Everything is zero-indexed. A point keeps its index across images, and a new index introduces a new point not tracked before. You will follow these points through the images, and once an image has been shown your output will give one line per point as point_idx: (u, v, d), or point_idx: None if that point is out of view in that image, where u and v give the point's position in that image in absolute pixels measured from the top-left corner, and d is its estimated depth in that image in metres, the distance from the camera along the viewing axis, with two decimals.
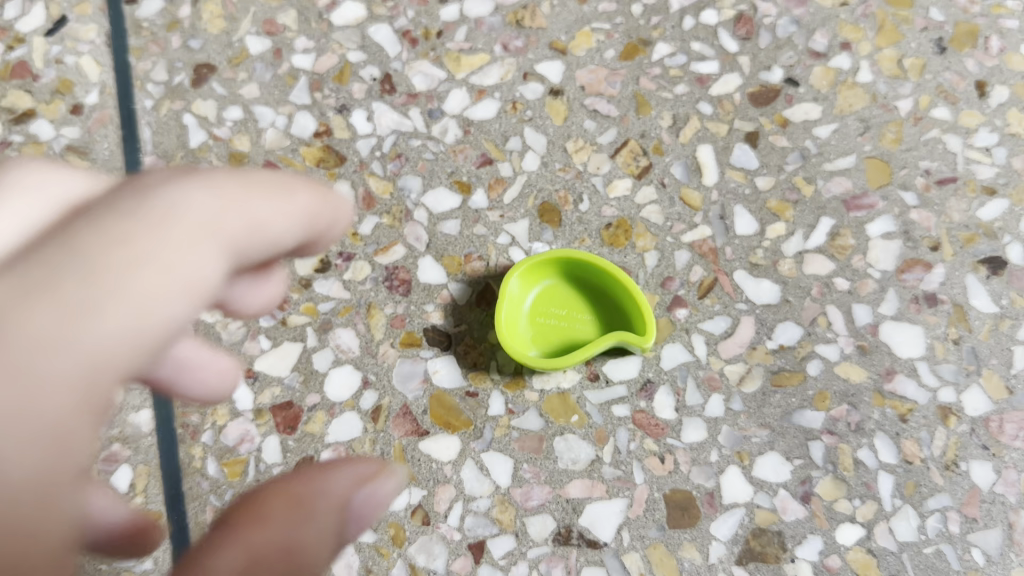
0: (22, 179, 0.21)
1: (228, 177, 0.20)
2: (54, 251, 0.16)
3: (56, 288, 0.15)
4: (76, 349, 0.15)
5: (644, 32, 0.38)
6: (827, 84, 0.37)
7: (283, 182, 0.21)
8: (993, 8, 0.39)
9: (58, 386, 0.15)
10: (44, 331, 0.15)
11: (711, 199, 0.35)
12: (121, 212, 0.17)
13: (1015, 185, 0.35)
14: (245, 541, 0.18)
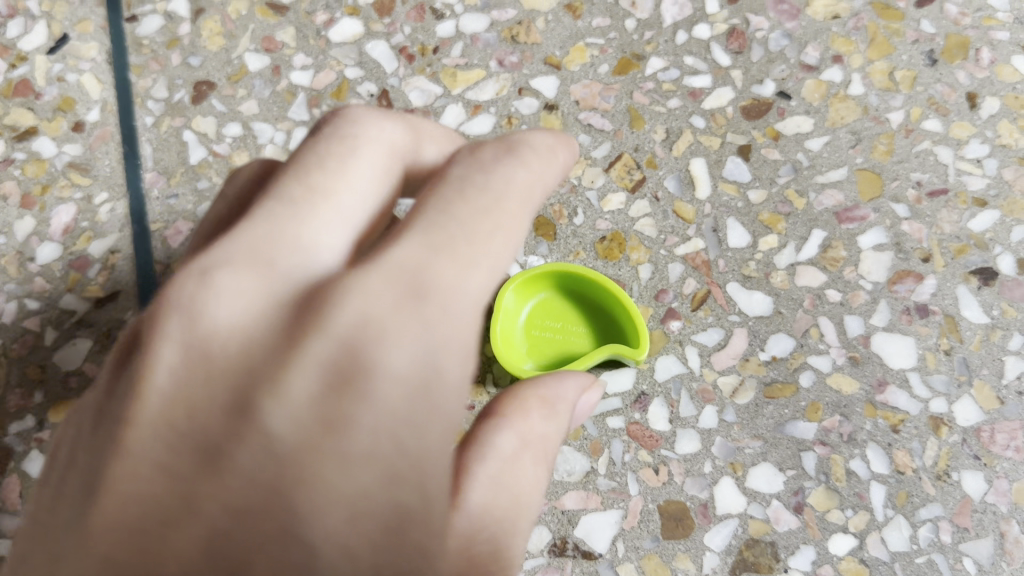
0: (345, 162, 0.20)
1: (479, 198, 0.20)
2: (346, 338, 0.18)
3: (359, 382, 0.17)
4: (376, 429, 0.17)
5: (637, 48, 0.39)
6: (819, 97, 0.37)
7: (530, 162, 0.22)
8: (984, 19, 0.39)
9: (366, 461, 0.17)
10: (353, 420, 0.17)
11: (704, 212, 0.36)
12: (400, 285, 0.18)
13: (1006, 196, 0.36)
14: (495, 476, 0.22)
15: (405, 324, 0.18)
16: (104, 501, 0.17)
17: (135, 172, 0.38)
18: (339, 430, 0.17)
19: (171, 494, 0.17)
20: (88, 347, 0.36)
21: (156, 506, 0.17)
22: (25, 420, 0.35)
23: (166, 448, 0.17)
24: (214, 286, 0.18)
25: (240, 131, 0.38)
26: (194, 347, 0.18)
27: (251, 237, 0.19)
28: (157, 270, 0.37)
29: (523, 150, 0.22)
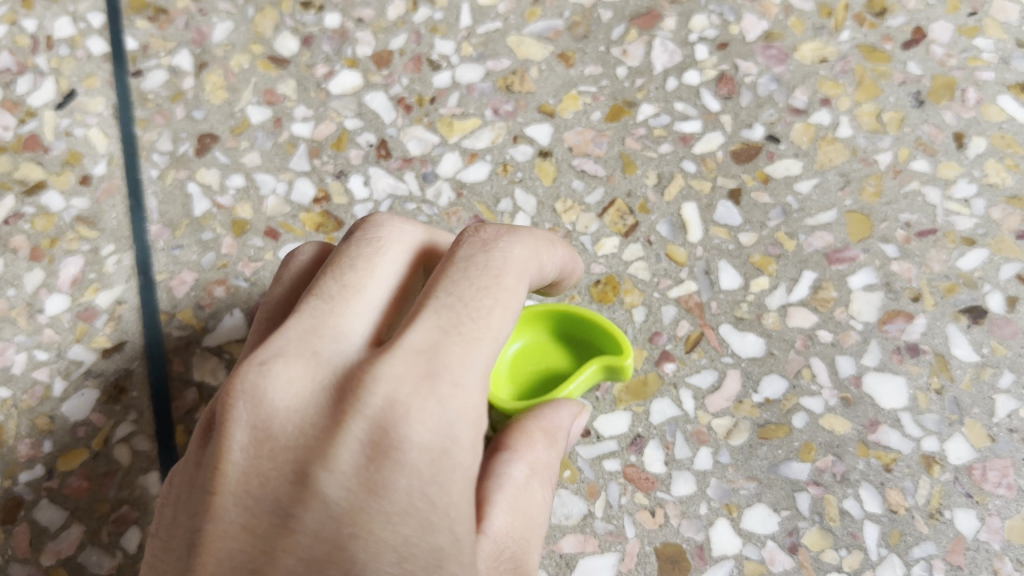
0: (364, 266, 0.26)
1: (483, 280, 0.25)
2: (378, 414, 0.23)
3: (390, 449, 0.23)
4: (404, 486, 0.23)
5: (629, 94, 0.39)
6: (807, 140, 0.38)
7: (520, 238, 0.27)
8: (970, 60, 0.40)
9: (400, 512, 0.23)
10: (385, 481, 0.23)
11: (696, 255, 0.36)
12: (417, 365, 0.23)
13: (994, 235, 0.36)
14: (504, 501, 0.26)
15: (423, 405, 0.23)
16: (205, 553, 0.24)
17: (140, 223, 0.39)
18: (374, 491, 0.23)
19: (258, 544, 0.23)
20: (96, 398, 0.36)
21: (253, 550, 0.23)
22: (35, 469, 0.36)
23: (254, 502, 0.23)
24: (271, 379, 0.24)
25: (243, 182, 0.39)
26: (259, 430, 0.24)
27: (295, 334, 0.25)
28: (163, 319, 0.37)
29: (520, 231, 0.27)
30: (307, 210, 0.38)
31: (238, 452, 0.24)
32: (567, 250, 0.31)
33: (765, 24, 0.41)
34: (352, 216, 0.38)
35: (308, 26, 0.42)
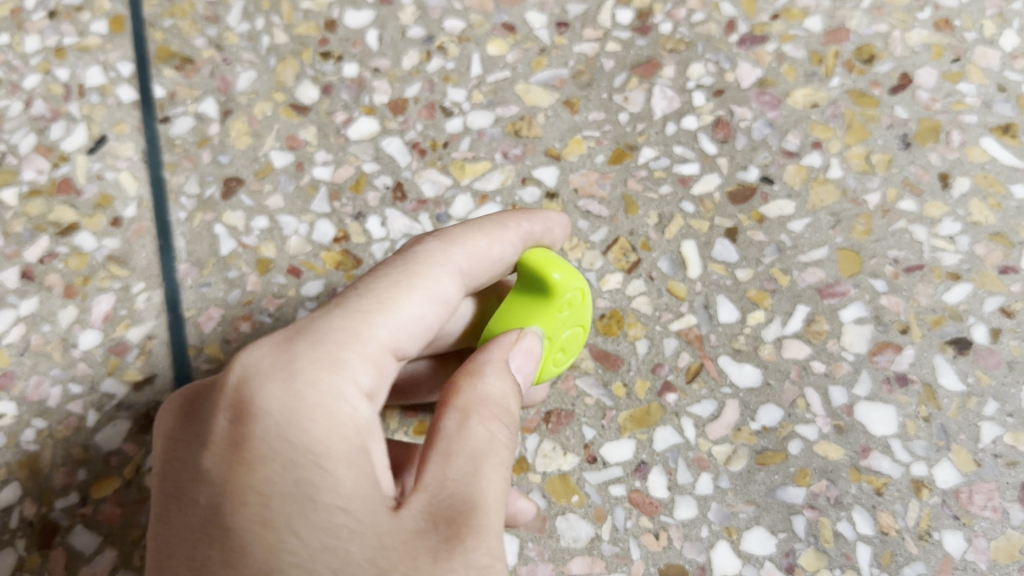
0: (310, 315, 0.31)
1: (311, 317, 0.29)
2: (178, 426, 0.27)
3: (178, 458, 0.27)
4: (224, 453, 0.26)
5: (630, 138, 0.42)
6: (800, 181, 0.40)
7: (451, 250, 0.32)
8: (954, 104, 0.42)
9: (275, 461, 0.26)
10: (261, 441, 0.26)
11: (695, 290, 0.39)
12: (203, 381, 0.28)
13: (978, 270, 0.38)
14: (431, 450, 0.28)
15: (267, 371, 0.27)
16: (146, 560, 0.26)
17: (170, 262, 0.41)
18: (237, 451, 0.26)
19: (173, 529, 0.26)
20: (128, 429, 0.39)
21: (170, 535, 0.26)
22: (70, 496, 0.37)
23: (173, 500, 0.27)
24: (175, 403, 0.29)
25: (267, 223, 0.41)
26: (169, 440, 0.28)
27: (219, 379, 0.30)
28: (191, 353, 0.40)
29: (454, 242, 0.32)
30: (327, 249, 0.41)
31: (157, 463, 0.28)
32: (523, 229, 0.35)
33: (759, 71, 0.43)
34: (370, 254, 0.40)
35: (328, 75, 0.44)
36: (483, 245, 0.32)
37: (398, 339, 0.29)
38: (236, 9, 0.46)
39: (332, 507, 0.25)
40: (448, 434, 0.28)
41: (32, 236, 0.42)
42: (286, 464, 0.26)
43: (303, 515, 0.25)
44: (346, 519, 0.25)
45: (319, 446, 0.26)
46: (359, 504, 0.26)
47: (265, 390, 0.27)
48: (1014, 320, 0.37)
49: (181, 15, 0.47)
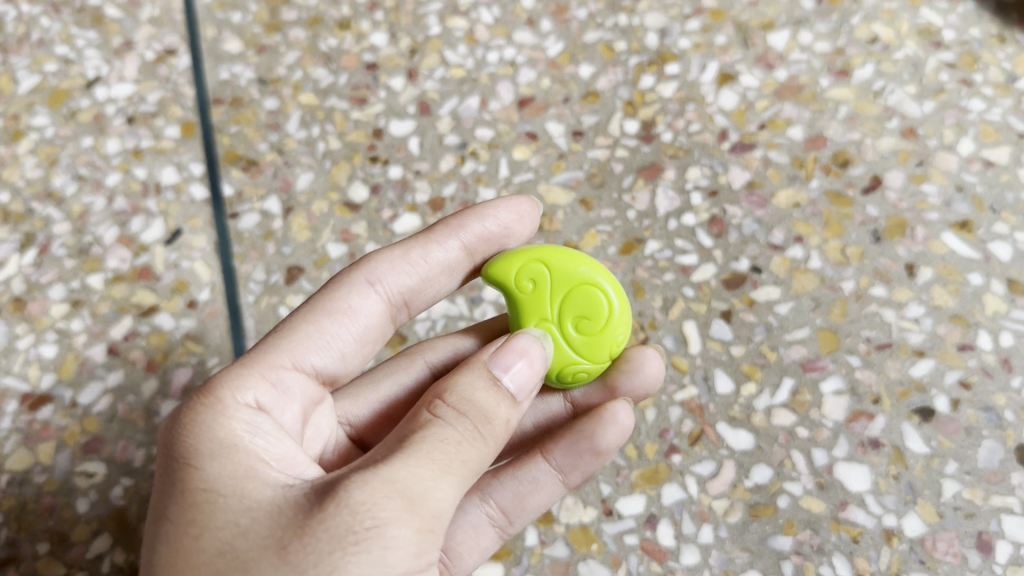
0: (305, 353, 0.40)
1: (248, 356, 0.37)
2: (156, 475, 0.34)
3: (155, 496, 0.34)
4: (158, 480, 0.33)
5: (637, 232, 0.48)
6: (784, 270, 0.47)
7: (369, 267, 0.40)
8: (919, 203, 0.48)
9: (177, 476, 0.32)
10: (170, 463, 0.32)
11: (696, 364, 0.45)
12: None
13: (940, 348, 0.44)
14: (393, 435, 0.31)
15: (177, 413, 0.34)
16: None
17: (240, 341, 0.48)
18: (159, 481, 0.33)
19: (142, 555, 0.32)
20: None
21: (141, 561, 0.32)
22: None
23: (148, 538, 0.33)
24: None
25: None
26: None
27: None
28: None
29: (370, 262, 0.40)
30: None
31: None
32: (469, 221, 0.41)
33: (748, 174, 0.50)
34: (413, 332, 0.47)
35: (375, 176, 0.51)
36: (398, 255, 0.41)
37: (302, 357, 0.37)
38: (294, 118, 0.53)
39: (210, 492, 0.31)
40: (403, 423, 0.32)
41: (117, 316, 0.49)
42: (178, 470, 0.32)
43: (186, 504, 0.31)
44: (224, 500, 0.31)
45: (210, 447, 0.32)
46: (242, 485, 0.31)
47: (186, 411, 0.34)
48: (970, 391, 0.43)
49: (245, 122, 0.54)
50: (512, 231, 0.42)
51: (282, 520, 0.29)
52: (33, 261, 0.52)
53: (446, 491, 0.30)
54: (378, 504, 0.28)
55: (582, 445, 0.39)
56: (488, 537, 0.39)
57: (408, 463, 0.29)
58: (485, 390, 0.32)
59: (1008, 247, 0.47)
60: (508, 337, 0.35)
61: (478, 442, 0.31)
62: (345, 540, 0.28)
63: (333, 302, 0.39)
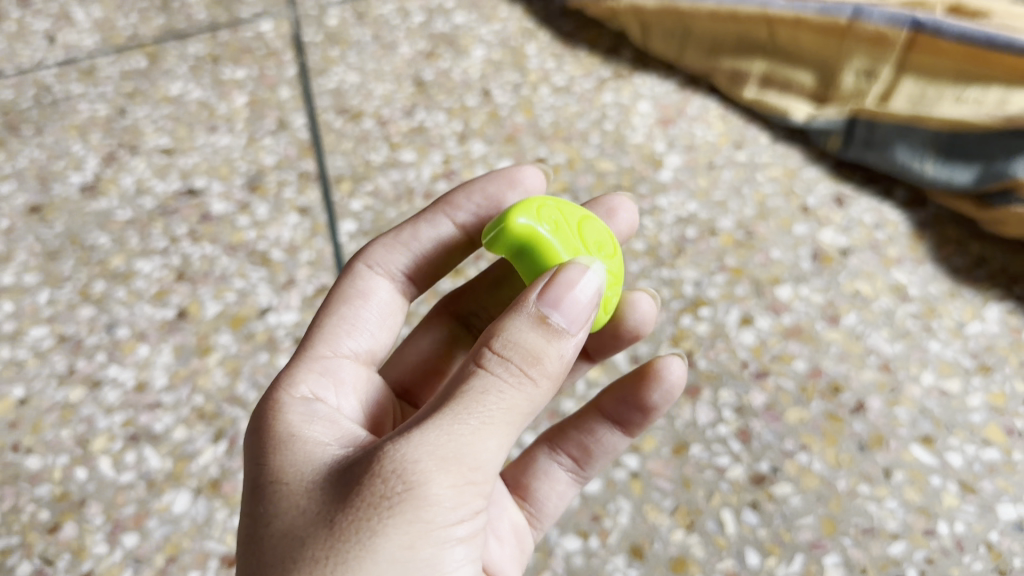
0: None
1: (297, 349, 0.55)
2: None
3: None
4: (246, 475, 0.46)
5: (684, 438, 0.65)
6: (794, 470, 0.63)
7: (370, 252, 0.60)
8: (893, 422, 0.66)
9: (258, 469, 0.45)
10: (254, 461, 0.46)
11: (731, 541, 0.60)
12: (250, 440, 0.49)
13: (910, 532, 0.60)
14: (436, 400, 0.43)
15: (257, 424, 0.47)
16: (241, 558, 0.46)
17: None
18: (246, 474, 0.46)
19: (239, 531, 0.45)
20: None
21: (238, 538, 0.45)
22: None
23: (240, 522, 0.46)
24: None
25: None
26: None
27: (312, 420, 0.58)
28: None
29: (372, 249, 0.60)
30: None
31: None
32: (455, 199, 0.62)
33: (766, 396, 0.67)
34: None
35: None
36: (393, 237, 0.61)
37: (337, 346, 0.55)
38: None
39: (279, 479, 0.44)
40: (454, 379, 0.43)
41: None
42: (258, 464, 0.45)
43: (266, 488, 0.44)
44: (287, 482, 0.43)
45: (278, 446, 0.45)
46: (304, 467, 0.44)
47: (262, 419, 0.47)
48: (934, 565, 0.59)
49: None
50: (496, 199, 0.62)
51: (333, 490, 0.42)
52: (225, 451, 0.69)
53: (469, 450, 0.41)
54: (409, 469, 0.40)
55: (632, 413, 0.60)
56: (561, 482, 0.61)
57: (436, 436, 0.41)
58: (533, 330, 0.43)
59: (959, 457, 0.64)
60: (558, 270, 0.46)
61: (513, 391, 0.42)
62: (382, 505, 0.40)
63: (357, 282, 0.59)
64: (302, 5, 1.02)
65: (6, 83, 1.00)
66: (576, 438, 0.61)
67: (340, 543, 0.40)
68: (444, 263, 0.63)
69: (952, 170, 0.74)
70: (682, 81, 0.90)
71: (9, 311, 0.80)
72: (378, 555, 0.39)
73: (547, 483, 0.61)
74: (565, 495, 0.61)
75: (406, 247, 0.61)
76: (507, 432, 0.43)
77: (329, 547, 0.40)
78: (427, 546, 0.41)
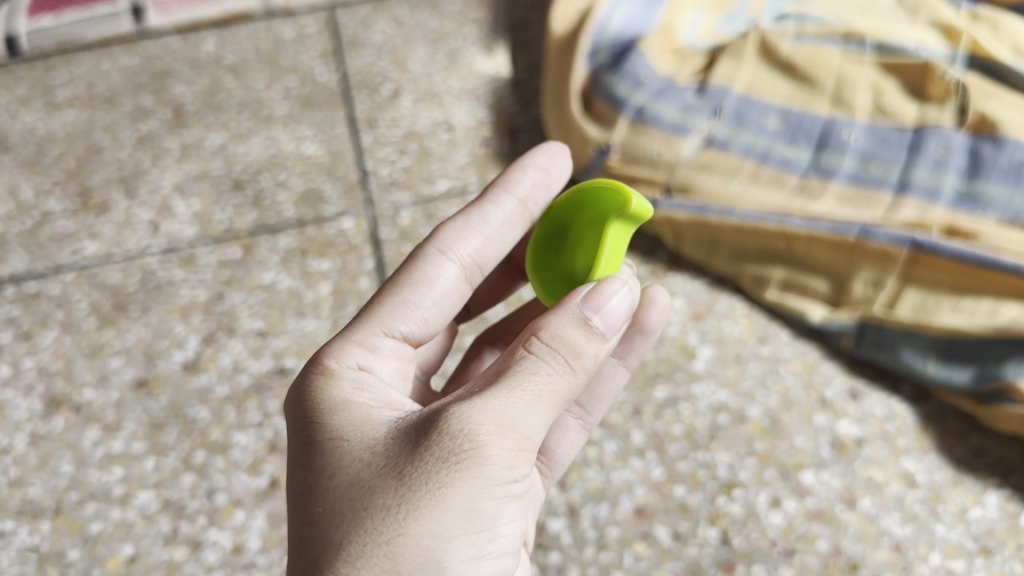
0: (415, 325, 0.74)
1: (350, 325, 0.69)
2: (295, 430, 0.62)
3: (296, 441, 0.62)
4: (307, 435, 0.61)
5: None
6: None
7: (443, 240, 0.74)
8: None
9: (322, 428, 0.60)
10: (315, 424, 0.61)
11: None
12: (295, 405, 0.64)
13: None
14: (486, 378, 0.59)
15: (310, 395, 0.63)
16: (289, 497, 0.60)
17: None
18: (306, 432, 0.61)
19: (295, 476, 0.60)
20: None
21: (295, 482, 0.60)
22: None
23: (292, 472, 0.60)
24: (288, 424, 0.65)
25: None
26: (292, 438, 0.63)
27: None
28: None
29: (440, 235, 0.74)
30: None
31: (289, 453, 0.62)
32: (525, 174, 0.77)
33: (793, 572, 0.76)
34: None
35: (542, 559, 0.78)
36: (462, 221, 0.75)
37: (393, 325, 0.69)
38: None
39: (345, 437, 0.59)
40: (509, 362, 0.58)
41: None
42: (325, 425, 0.60)
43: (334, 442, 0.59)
44: (351, 439, 0.59)
45: (337, 409, 0.61)
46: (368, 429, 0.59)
47: (323, 388, 0.63)
48: None
49: None
50: (549, 173, 0.78)
51: (402, 447, 0.56)
52: None
53: (521, 421, 0.56)
54: (474, 433, 0.55)
55: (636, 338, 0.79)
56: (572, 430, 0.80)
57: (492, 409, 0.56)
58: (576, 332, 0.59)
59: None
60: (601, 284, 0.62)
61: (562, 374, 0.58)
62: (450, 460, 0.54)
63: (430, 269, 0.72)
64: (378, 205, 1.18)
65: (115, 267, 1.14)
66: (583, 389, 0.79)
67: (411, 492, 0.54)
68: (512, 228, 0.77)
69: (950, 371, 0.85)
70: (712, 281, 1.02)
71: (119, 476, 0.91)
72: (445, 503, 0.54)
73: (562, 433, 0.79)
74: (578, 440, 0.80)
75: (473, 230, 0.75)
76: (550, 409, 0.58)
77: (400, 497, 0.54)
78: (486, 498, 0.56)
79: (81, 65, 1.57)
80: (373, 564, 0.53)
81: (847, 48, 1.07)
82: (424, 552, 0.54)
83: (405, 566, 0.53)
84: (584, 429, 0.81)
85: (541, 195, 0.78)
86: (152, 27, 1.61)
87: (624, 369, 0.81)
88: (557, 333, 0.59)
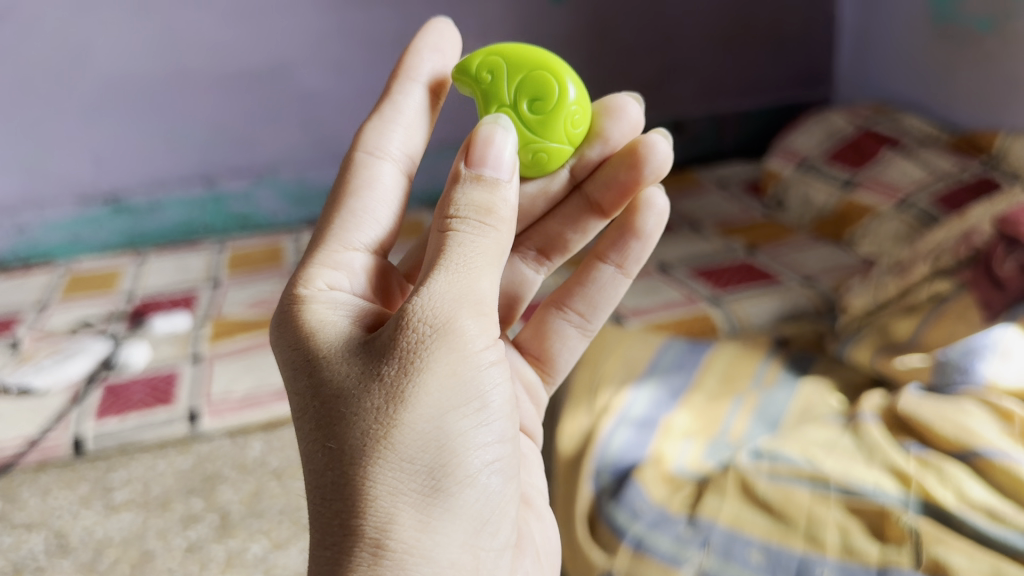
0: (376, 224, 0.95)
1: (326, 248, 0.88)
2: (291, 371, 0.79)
3: None
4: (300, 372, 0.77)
5: None
6: None
7: (366, 158, 0.92)
8: None
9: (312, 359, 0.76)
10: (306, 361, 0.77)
11: None
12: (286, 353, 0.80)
13: None
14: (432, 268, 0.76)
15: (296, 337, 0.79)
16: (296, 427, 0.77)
17: None
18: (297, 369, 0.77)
19: (296, 408, 0.77)
20: None
21: (298, 412, 0.76)
22: None
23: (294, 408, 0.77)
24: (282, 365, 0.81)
25: None
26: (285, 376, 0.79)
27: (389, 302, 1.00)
28: None
29: (364, 151, 0.92)
30: None
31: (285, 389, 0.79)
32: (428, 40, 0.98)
33: None
34: None
35: None
36: (378, 121, 0.94)
37: (352, 237, 0.89)
38: None
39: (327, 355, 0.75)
40: (440, 246, 0.75)
41: None
42: (308, 349, 0.77)
43: (320, 361, 0.75)
44: (330, 356, 0.75)
45: (316, 332, 0.78)
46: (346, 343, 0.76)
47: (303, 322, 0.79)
48: None
49: None
50: (438, 44, 0.98)
51: (377, 351, 0.73)
52: None
53: (473, 292, 0.74)
54: (434, 319, 0.72)
55: (632, 245, 1.03)
56: (571, 337, 1.07)
57: (445, 293, 0.73)
58: (479, 194, 0.76)
59: None
60: (482, 132, 0.78)
61: (482, 234, 0.75)
62: (422, 347, 0.72)
63: (369, 171, 0.92)
64: None
65: None
66: (581, 300, 1.06)
67: (395, 386, 0.71)
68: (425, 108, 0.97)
69: None
70: None
71: None
72: (426, 387, 0.72)
73: (566, 342, 1.07)
74: (577, 347, 1.08)
75: (392, 125, 0.94)
76: (487, 266, 0.76)
77: (387, 393, 0.71)
78: (461, 371, 0.74)
79: (139, 466, 1.75)
80: (378, 456, 0.71)
81: (815, 488, 1.23)
82: (417, 433, 0.72)
83: (404, 450, 0.71)
84: (585, 334, 1.08)
85: (433, 73, 0.97)
86: (205, 429, 1.81)
87: (623, 276, 1.06)
88: (463, 203, 0.76)
